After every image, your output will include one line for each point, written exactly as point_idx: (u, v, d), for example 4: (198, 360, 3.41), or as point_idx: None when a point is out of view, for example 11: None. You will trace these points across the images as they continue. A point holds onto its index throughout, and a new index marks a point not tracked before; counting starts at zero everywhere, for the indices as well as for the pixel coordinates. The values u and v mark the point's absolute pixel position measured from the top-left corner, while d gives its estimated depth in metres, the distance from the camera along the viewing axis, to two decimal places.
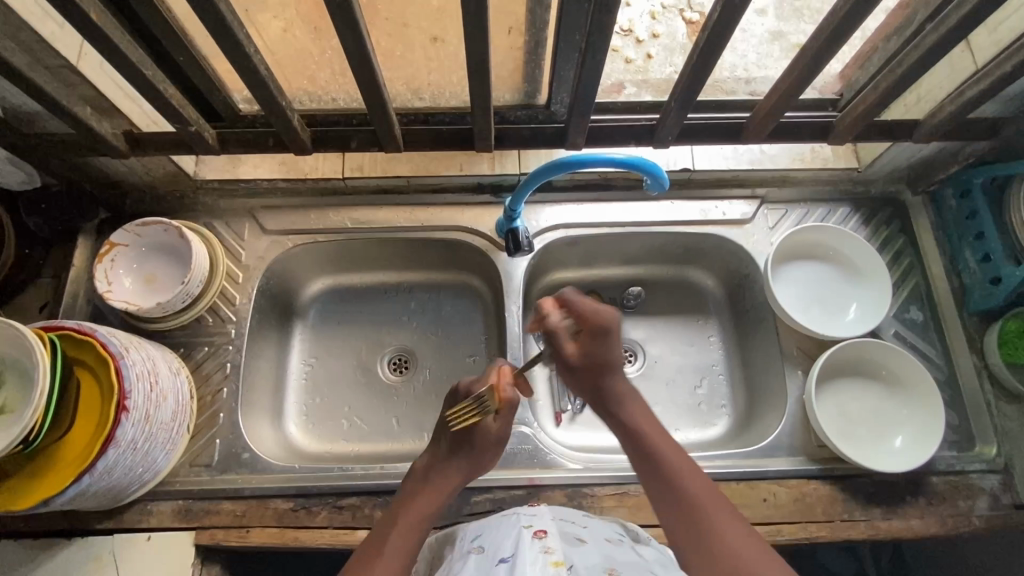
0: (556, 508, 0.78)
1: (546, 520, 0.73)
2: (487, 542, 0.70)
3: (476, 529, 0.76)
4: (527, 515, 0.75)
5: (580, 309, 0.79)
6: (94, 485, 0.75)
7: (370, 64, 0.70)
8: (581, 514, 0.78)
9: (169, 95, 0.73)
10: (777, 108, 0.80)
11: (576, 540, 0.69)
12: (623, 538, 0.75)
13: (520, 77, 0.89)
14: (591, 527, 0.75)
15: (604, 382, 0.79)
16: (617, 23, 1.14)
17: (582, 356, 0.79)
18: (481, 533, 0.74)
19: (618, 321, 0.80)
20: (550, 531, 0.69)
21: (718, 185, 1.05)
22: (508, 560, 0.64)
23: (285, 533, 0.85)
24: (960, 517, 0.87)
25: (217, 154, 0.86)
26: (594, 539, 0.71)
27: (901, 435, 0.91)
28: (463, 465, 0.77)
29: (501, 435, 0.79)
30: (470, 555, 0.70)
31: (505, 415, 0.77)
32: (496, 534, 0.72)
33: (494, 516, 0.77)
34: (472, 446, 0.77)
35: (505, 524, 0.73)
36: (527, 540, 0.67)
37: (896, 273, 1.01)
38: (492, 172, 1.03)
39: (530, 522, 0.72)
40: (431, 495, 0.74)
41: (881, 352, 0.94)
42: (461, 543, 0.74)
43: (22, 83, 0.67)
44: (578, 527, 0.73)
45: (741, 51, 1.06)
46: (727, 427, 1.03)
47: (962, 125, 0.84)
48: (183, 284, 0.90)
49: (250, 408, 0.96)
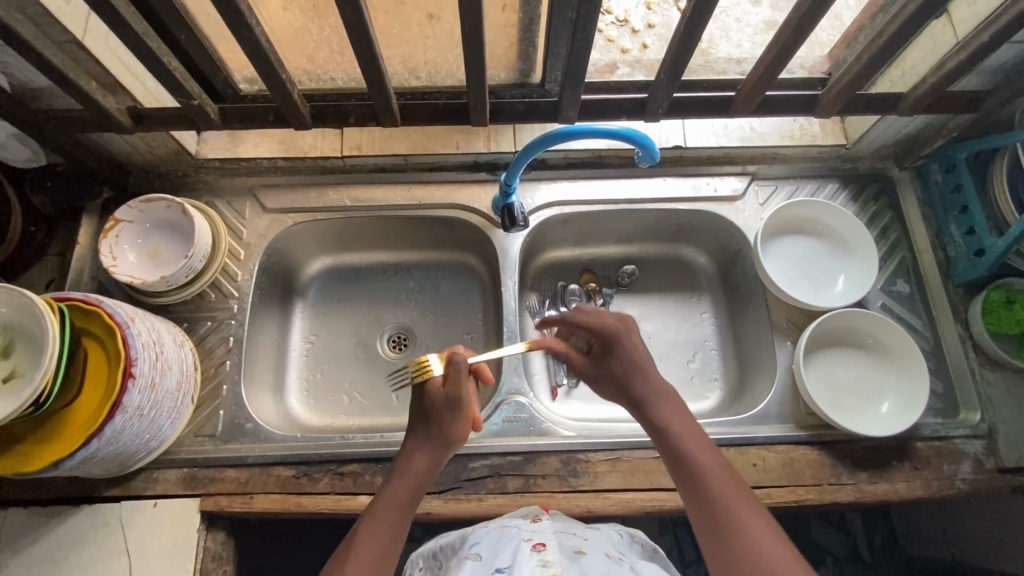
0: (558, 523, 0.80)
1: (547, 532, 0.75)
2: (486, 551, 0.73)
3: (476, 538, 0.79)
4: (528, 529, 0.76)
5: (591, 317, 0.82)
6: (102, 450, 0.77)
7: (367, 36, 0.72)
8: (585, 528, 0.82)
9: (172, 68, 0.75)
10: (763, 81, 0.82)
11: (575, 555, 0.73)
12: (624, 555, 0.77)
13: (513, 55, 0.92)
14: (593, 540, 0.77)
15: (630, 387, 0.77)
16: (613, 12, 1.15)
17: (601, 367, 0.81)
18: (481, 542, 0.76)
19: (631, 326, 0.82)
20: (549, 544, 0.71)
21: (709, 162, 1.07)
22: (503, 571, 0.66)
23: (288, 499, 0.87)
24: (944, 481, 0.89)
25: (219, 129, 0.88)
26: (596, 553, 0.73)
27: (887, 402, 0.93)
28: (422, 439, 0.74)
29: (452, 400, 0.73)
30: (466, 562, 0.72)
31: (449, 377, 0.74)
32: (495, 545, 0.74)
33: (493, 526, 0.80)
34: (426, 417, 0.75)
35: (504, 534, 0.75)
36: (526, 551, 0.69)
37: (884, 246, 1.03)
38: (488, 150, 1.05)
39: (530, 535, 0.74)
40: (404, 477, 0.72)
41: (867, 322, 0.96)
42: (460, 549, 0.78)
43: (30, 55, 0.69)
44: (579, 540, 0.76)
45: (736, 40, 1.08)
46: (719, 399, 1.05)
47: (944, 98, 0.86)
48: (186, 259, 0.92)
49: (252, 381, 0.99)
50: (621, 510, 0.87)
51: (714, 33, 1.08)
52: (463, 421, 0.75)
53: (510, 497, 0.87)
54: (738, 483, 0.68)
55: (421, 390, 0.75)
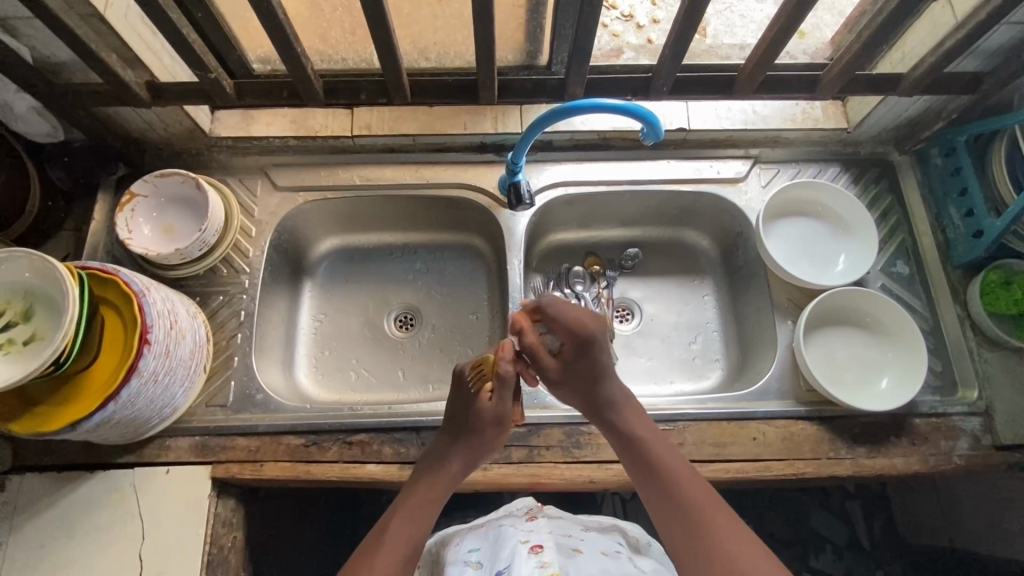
0: (554, 522, 0.87)
1: (542, 533, 0.81)
2: (485, 556, 0.80)
3: (472, 540, 0.85)
4: (524, 529, 0.82)
5: (565, 320, 0.84)
6: (118, 414, 0.79)
7: (382, 13, 0.74)
8: (580, 528, 0.88)
9: (191, 40, 0.77)
10: (766, 59, 0.84)
11: (571, 552, 0.80)
12: (621, 549, 0.85)
13: (521, 37, 0.95)
14: (588, 540, 0.84)
15: (597, 393, 0.82)
16: (618, 7, 1.14)
17: (568, 368, 0.83)
18: (479, 546, 0.83)
19: (599, 331, 0.84)
20: (546, 545, 0.77)
21: (713, 146, 1.09)
22: (503, 572, 0.75)
23: (297, 467, 0.89)
24: (941, 456, 0.91)
25: (235, 105, 0.91)
26: (591, 552, 0.81)
27: (887, 376, 0.95)
28: (467, 443, 0.81)
29: (504, 413, 0.81)
30: (467, 567, 0.80)
31: (499, 392, 0.81)
32: (493, 548, 0.81)
33: (490, 527, 0.86)
34: (467, 432, 0.81)
35: (501, 538, 0.81)
36: (523, 553, 0.76)
37: (884, 229, 1.05)
38: (495, 131, 1.07)
39: (526, 537, 0.80)
40: (444, 473, 0.80)
41: (866, 299, 0.98)
42: (458, 551, 0.84)
43: (56, 25, 0.72)
44: (575, 540, 0.83)
45: (740, 36, 1.08)
46: (720, 379, 1.07)
47: (943, 78, 0.88)
48: (201, 232, 0.94)
49: (263, 354, 1.01)
50: (622, 480, 0.88)
51: (719, 28, 1.09)
52: (503, 436, 0.82)
53: (514, 467, 0.89)
54: (696, 478, 0.76)
55: (473, 399, 0.82)
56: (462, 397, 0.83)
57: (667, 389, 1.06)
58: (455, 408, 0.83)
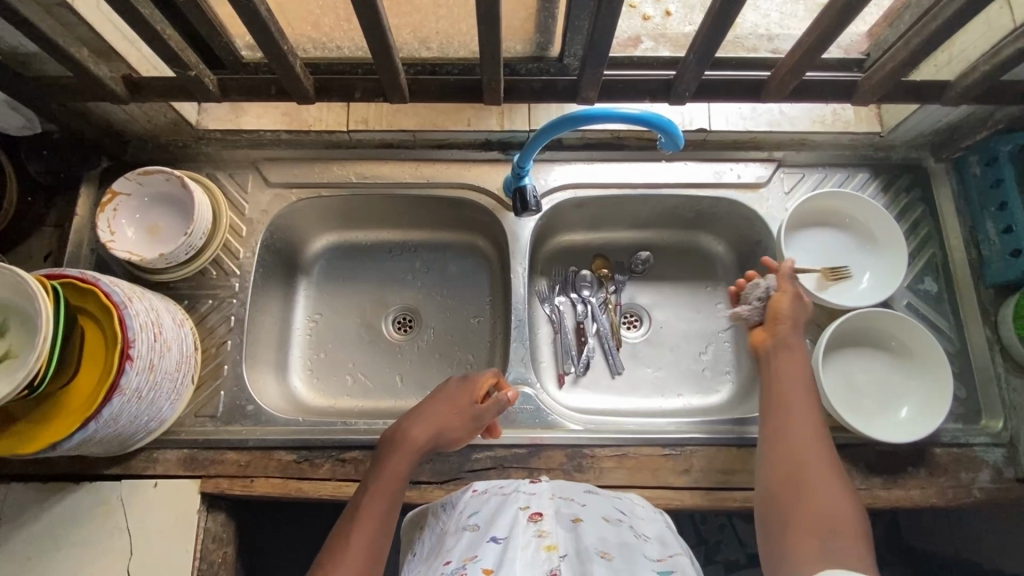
0: (556, 485, 0.77)
1: (544, 500, 0.72)
2: (483, 518, 0.70)
3: (474, 505, 0.75)
4: (526, 494, 0.73)
5: None
6: (100, 432, 0.76)
7: (375, 11, 0.67)
8: (582, 492, 0.77)
9: (167, 36, 0.70)
10: (800, 65, 0.76)
11: (571, 521, 0.68)
12: (623, 516, 0.73)
13: (531, 27, 0.85)
14: (589, 505, 0.73)
15: None
16: None
17: None
18: (480, 510, 0.73)
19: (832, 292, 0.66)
20: (546, 514, 0.68)
21: (733, 147, 1.02)
22: (500, 539, 0.64)
23: (288, 484, 0.87)
24: (960, 489, 0.87)
25: (218, 101, 0.84)
26: (592, 518, 0.69)
27: (907, 406, 0.90)
28: (426, 436, 0.75)
29: (475, 419, 0.77)
30: (465, 531, 0.69)
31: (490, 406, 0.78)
32: (494, 511, 0.71)
33: (491, 491, 0.76)
34: (445, 422, 0.77)
35: (503, 504, 0.71)
36: (522, 521, 0.66)
37: (913, 242, 0.98)
38: (501, 128, 1.00)
39: (527, 503, 0.71)
40: (399, 456, 0.73)
41: (890, 323, 0.92)
42: (458, 518, 0.74)
43: (20, 22, 0.65)
44: (576, 505, 0.71)
45: (763, 9, 0.98)
46: (731, 393, 1.02)
47: (995, 87, 0.80)
48: (186, 236, 0.89)
49: (255, 360, 0.97)
50: None
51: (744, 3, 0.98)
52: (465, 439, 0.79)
53: None
54: None
55: (458, 396, 0.79)
56: (453, 392, 0.80)
57: (674, 403, 1.01)
58: (445, 396, 0.79)
